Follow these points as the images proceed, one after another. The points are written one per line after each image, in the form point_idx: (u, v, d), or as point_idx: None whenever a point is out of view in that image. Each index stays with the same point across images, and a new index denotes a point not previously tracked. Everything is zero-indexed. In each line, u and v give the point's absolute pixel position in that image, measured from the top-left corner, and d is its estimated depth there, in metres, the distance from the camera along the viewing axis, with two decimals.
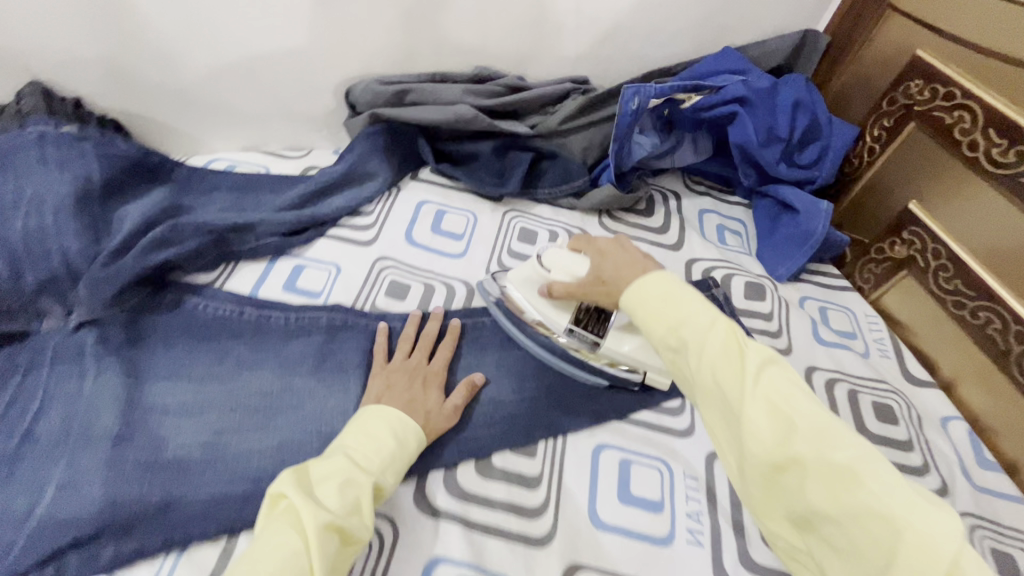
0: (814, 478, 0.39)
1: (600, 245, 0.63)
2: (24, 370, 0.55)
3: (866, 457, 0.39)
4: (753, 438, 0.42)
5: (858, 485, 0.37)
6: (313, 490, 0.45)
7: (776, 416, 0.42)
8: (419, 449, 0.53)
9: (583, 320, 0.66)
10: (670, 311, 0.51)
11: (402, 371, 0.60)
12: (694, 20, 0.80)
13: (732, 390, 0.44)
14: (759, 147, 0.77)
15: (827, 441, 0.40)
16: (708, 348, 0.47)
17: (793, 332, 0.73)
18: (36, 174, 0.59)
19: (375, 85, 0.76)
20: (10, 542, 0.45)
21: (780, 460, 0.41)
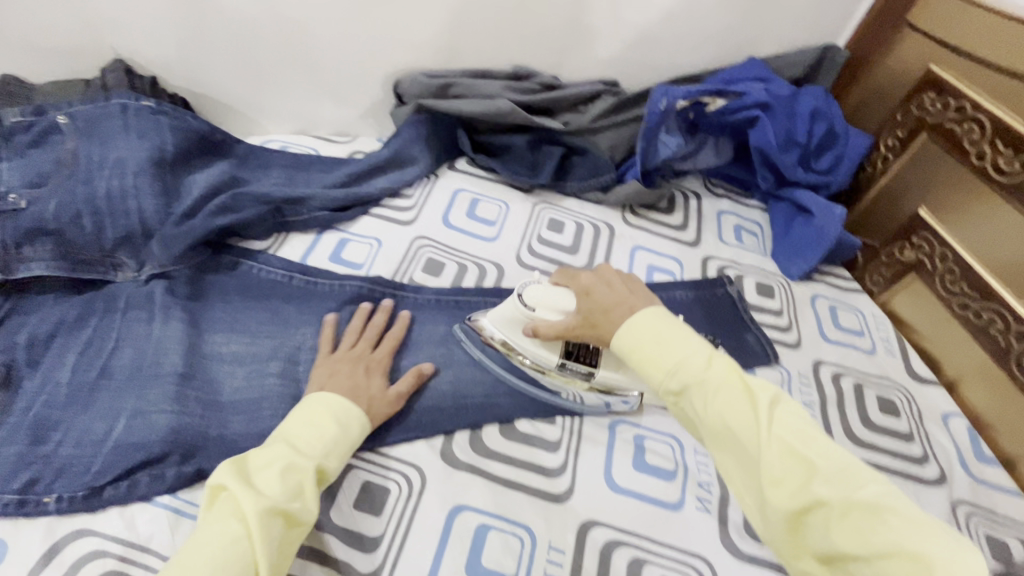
0: (840, 519, 0.41)
1: (583, 281, 0.63)
2: (101, 314, 0.60)
3: (884, 493, 0.41)
4: (774, 484, 0.44)
5: (884, 522, 0.39)
6: (254, 478, 0.47)
7: (794, 461, 0.44)
8: (362, 431, 0.55)
9: (574, 352, 0.64)
10: (672, 355, 0.52)
11: (346, 361, 0.60)
12: (723, 30, 0.85)
13: (749, 437, 0.46)
14: (778, 150, 0.80)
15: (846, 481, 0.42)
16: (718, 393, 0.49)
17: (803, 327, 0.77)
18: (120, 140, 0.66)
19: (422, 78, 0.82)
20: (89, 460, 0.50)
21: (804, 505, 0.43)
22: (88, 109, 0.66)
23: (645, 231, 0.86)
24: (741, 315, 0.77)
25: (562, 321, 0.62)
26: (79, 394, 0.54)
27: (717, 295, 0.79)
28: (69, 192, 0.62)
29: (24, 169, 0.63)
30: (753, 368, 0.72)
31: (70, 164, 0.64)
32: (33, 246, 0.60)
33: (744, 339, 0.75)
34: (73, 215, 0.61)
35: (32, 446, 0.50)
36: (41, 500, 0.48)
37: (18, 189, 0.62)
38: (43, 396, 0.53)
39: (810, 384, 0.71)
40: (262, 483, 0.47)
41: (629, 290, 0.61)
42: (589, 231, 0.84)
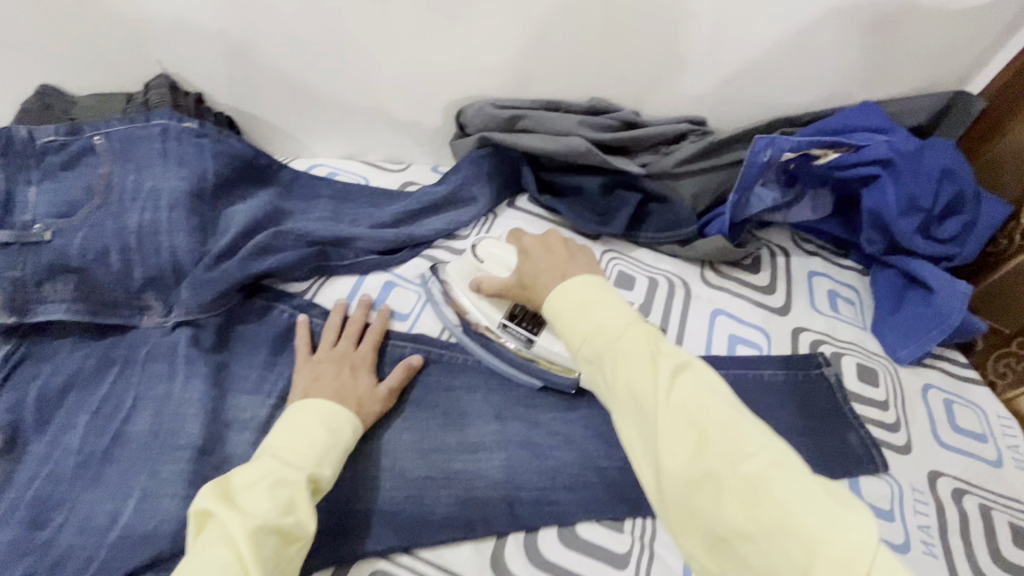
0: (730, 495, 0.34)
1: (525, 242, 0.56)
2: (120, 365, 0.54)
3: (776, 461, 0.35)
4: (665, 452, 0.37)
5: (774, 497, 0.33)
6: (240, 494, 0.41)
7: (690, 430, 0.36)
8: (354, 435, 0.51)
9: (519, 315, 0.61)
10: (581, 312, 0.44)
11: (328, 362, 0.56)
12: (838, 67, 0.73)
13: (645, 401, 0.38)
14: (897, 216, 0.70)
15: (742, 450, 0.35)
16: (619, 351, 0.41)
17: (913, 426, 0.66)
18: (156, 168, 0.59)
19: (489, 108, 0.74)
20: (91, 554, 0.43)
21: (696, 479, 0.35)
22: (125, 129, 0.60)
23: (727, 291, 0.75)
24: (841, 405, 0.66)
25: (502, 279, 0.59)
26: (88, 466, 0.47)
27: (811, 377, 0.68)
28: (98, 226, 0.56)
29: (52, 195, 0.56)
30: (854, 475, 0.61)
31: (102, 193, 0.57)
32: (54, 285, 0.54)
33: (845, 438, 0.63)
34: (100, 251, 0.55)
35: (29, 532, 0.44)
36: None
37: (43, 218, 0.55)
38: (46, 467, 0.47)
39: (927, 502, 0.60)
40: (249, 500, 0.40)
41: (570, 253, 0.51)
42: (663, 287, 0.74)
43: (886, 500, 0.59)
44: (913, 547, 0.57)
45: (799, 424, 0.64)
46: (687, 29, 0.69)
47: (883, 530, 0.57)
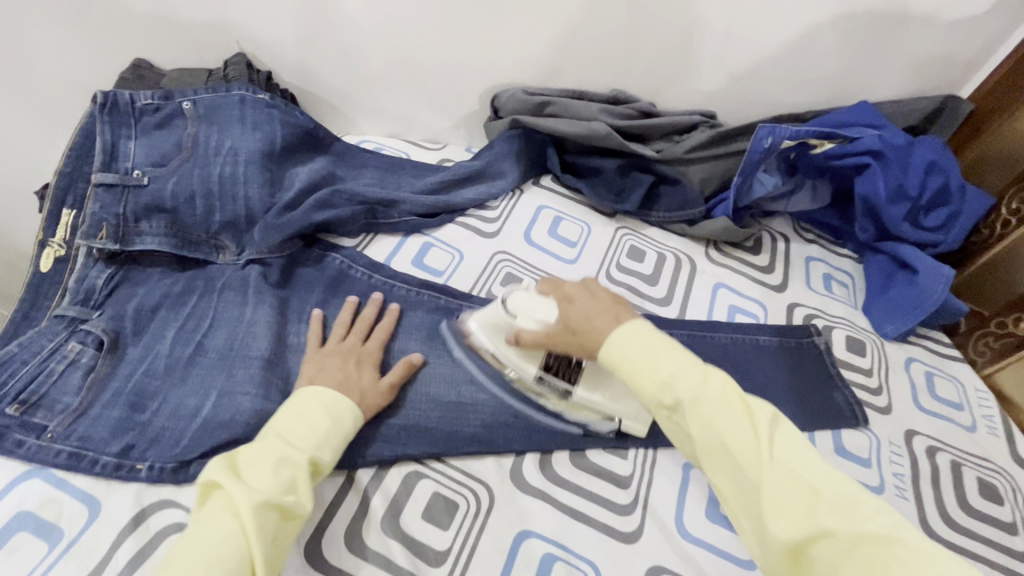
0: (846, 552, 0.38)
1: (567, 290, 0.59)
2: (200, 292, 0.63)
3: (887, 521, 0.38)
4: (777, 511, 0.41)
5: (893, 555, 0.36)
6: (247, 471, 0.46)
7: (799, 489, 0.41)
8: (354, 424, 0.53)
9: (554, 366, 0.59)
10: (660, 366, 0.49)
11: (335, 355, 0.59)
12: (837, 71, 0.81)
13: (749, 458, 0.43)
14: (886, 202, 0.77)
15: (853, 510, 0.39)
16: (717, 410, 0.46)
17: (894, 392, 0.72)
18: (235, 130, 0.69)
19: (521, 94, 0.83)
20: (180, 434, 0.52)
21: (811, 536, 0.39)
22: (210, 97, 0.70)
23: (729, 269, 0.82)
24: (828, 370, 0.73)
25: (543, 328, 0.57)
26: (176, 368, 0.56)
27: (803, 345, 0.75)
28: (186, 175, 0.65)
29: (149, 147, 0.66)
30: (836, 428, 0.68)
31: (190, 148, 0.67)
32: (150, 222, 0.64)
33: (830, 396, 0.70)
34: (188, 196, 0.64)
35: (131, 413, 0.53)
36: (134, 466, 0.50)
37: (142, 166, 0.65)
38: (143, 365, 0.56)
39: (902, 454, 0.66)
40: (254, 478, 0.45)
41: (614, 301, 0.57)
42: (671, 262, 0.81)
43: (865, 450, 0.66)
44: (886, 490, 0.63)
45: (788, 384, 0.71)
46: (701, 30, 0.78)
47: (859, 474, 0.64)
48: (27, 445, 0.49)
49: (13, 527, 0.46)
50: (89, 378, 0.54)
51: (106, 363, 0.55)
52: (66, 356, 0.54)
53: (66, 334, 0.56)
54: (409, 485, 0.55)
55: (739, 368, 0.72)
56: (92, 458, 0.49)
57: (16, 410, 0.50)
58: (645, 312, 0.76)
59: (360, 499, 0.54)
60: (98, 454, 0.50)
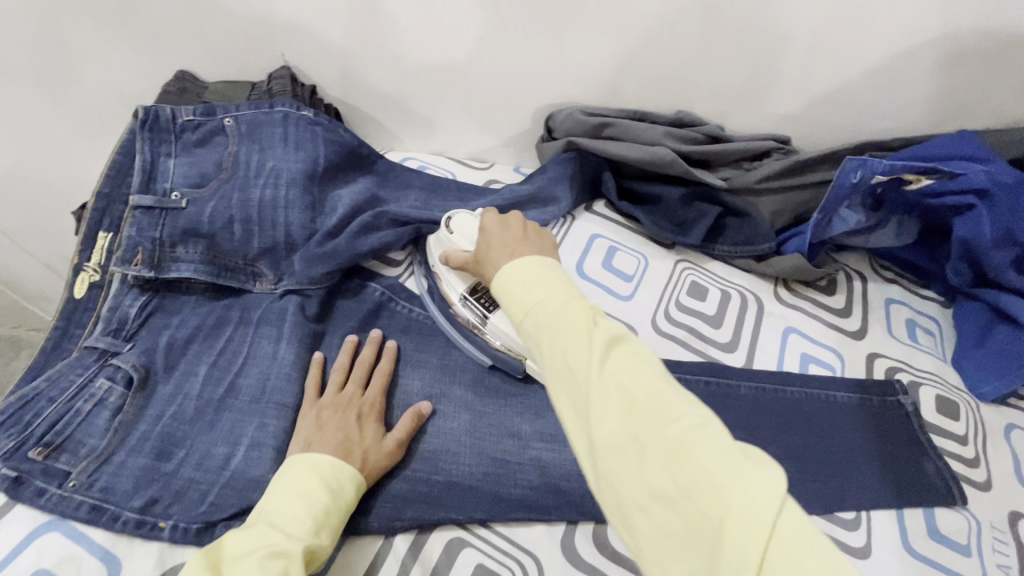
0: (652, 457, 0.34)
1: (485, 219, 0.56)
2: (236, 324, 0.59)
3: (701, 425, 0.35)
4: (595, 418, 0.37)
5: (692, 457, 0.33)
6: (231, 569, 0.39)
7: (620, 398, 0.37)
8: (357, 492, 0.48)
9: (479, 291, 0.60)
10: (521, 288, 0.45)
11: (332, 408, 0.53)
12: (932, 97, 0.73)
13: (579, 370, 0.38)
14: (990, 247, 0.69)
15: (666, 414, 0.35)
16: (557, 323, 0.41)
17: (994, 464, 0.63)
18: (277, 149, 0.65)
19: (578, 114, 0.77)
20: (208, 489, 0.48)
21: (623, 444, 0.35)
22: (251, 113, 0.66)
23: (800, 311, 0.74)
24: (916, 435, 0.65)
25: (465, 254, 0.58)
26: (206, 411, 0.53)
27: (886, 405, 0.67)
28: (226, 198, 0.61)
29: (188, 167, 0.63)
30: (930, 506, 0.59)
31: (230, 168, 0.63)
32: (186, 248, 0.60)
33: (921, 466, 0.62)
34: (226, 220, 0.61)
35: (157, 462, 0.49)
36: (157, 524, 0.46)
37: (180, 187, 0.61)
38: (172, 407, 0.52)
39: (1006, 541, 0.58)
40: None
41: (523, 233, 0.52)
42: (736, 302, 0.74)
43: (962, 534, 0.58)
44: None
45: (869, 449, 0.64)
46: (782, 49, 0.70)
47: (957, 564, 0.56)
48: (48, 495, 0.46)
49: None
50: (116, 419, 0.50)
51: (134, 403, 0.52)
52: (95, 394, 0.51)
53: (95, 369, 0.53)
54: (452, 553, 0.50)
55: (812, 429, 0.65)
56: (114, 513, 0.46)
57: (39, 454, 0.47)
58: (707, 358, 0.69)
59: (398, 567, 0.49)
60: (119, 509, 0.46)
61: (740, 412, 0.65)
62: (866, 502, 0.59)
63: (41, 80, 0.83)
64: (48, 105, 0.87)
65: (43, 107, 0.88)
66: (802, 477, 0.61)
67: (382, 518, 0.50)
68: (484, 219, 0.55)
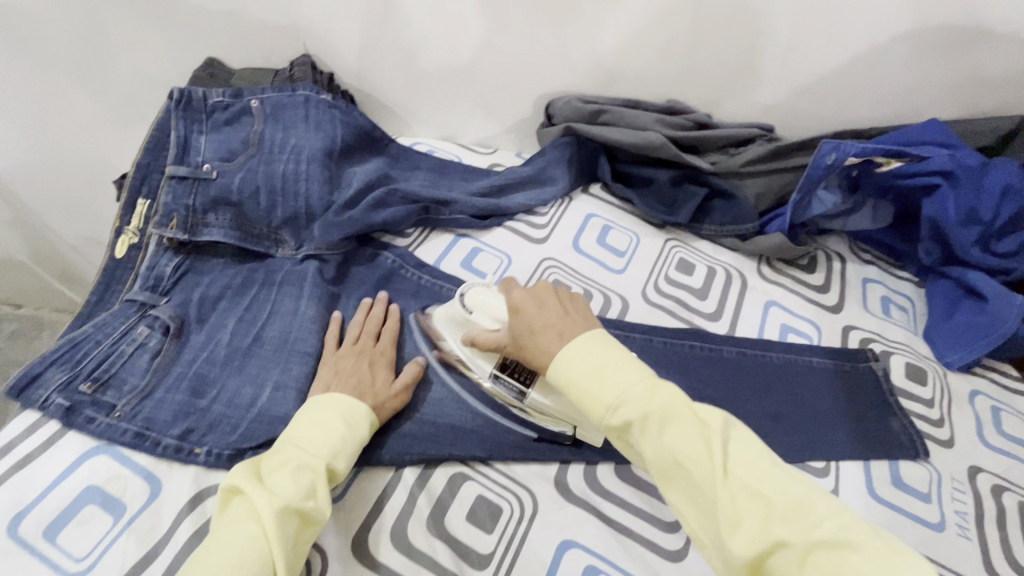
0: (800, 563, 0.37)
1: (514, 298, 0.56)
2: (261, 284, 0.65)
3: (838, 521, 0.37)
4: (733, 526, 0.39)
5: (844, 559, 0.36)
6: (268, 477, 0.46)
7: (755, 503, 0.39)
8: (370, 428, 0.53)
9: (510, 366, 0.59)
10: (609, 382, 0.46)
11: (349, 355, 0.59)
12: (906, 88, 0.78)
13: (704, 477, 0.41)
14: (956, 226, 0.74)
15: (804, 517, 0.38)
16: (668, 425, 0.44)
17: (958, 424, 0.68)
18: (299, 128, 0.71)
19: (576, 102, 0.83)
20: (237, 423, 0.54)
21: (767, 551, 0.38)
22: (276, 96, 0.72)
23: (782, 286, 0.80)
24: (885, 397, 0.70)
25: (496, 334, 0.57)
26: (235, 357, 0.58)
27: (859, 370, 0.72)
28: (252, 170, 0.67)
29: (218, 143, 0.69)
30: (895, 458, 0.64)
31: (256, 145, 0.69)
32: (216, 215, 0.66)
33: (888, 424, 0.67)
34: (253, 190, 0.67)
35: (192, 398, 0.55)
36: (192, 450, 0.52)
37: (211, 160, 0.67)
38: (204, 352, 0.58)
39: (965, 491, 0.63)
40: (275, 483, 0.45)
41: (561, 309, 0.53)
42: (721, 277, 0.79)
43: (925, 484, 0.63)
44: (947, 527, 0.60)
45: (841, 409, 0.69)
46: (764, 42, 0.76)
47: (918, 509, 0.61)
48: (96, 422, 0.52)
49: (84, 499, 0.48)
50: (155, 361, 0.56)
51: (171, 348, 0.57)
52: (136, 339, 0.57)
53: (136, 318, 0.59)
54: (455, 486, 0.55)
55: (789, 390, 0.70)
56: (155, 439, 0.51)
57: (89, 387, 0.53)
58: (693, 326, 0.74)
59: (407, 497, 0.54)
60: (160, 436, 0.52)
61: (722, 374, 0.70)
62: (837, 454, 0.65)
63: (78, 67, 0.90)
64: (84, 91, 0.93)
65: (79, 94, 0.94)
66: (778, 432, 0.66)
67: (394, 452, 0.56)
68: (513, 296, 0.56)
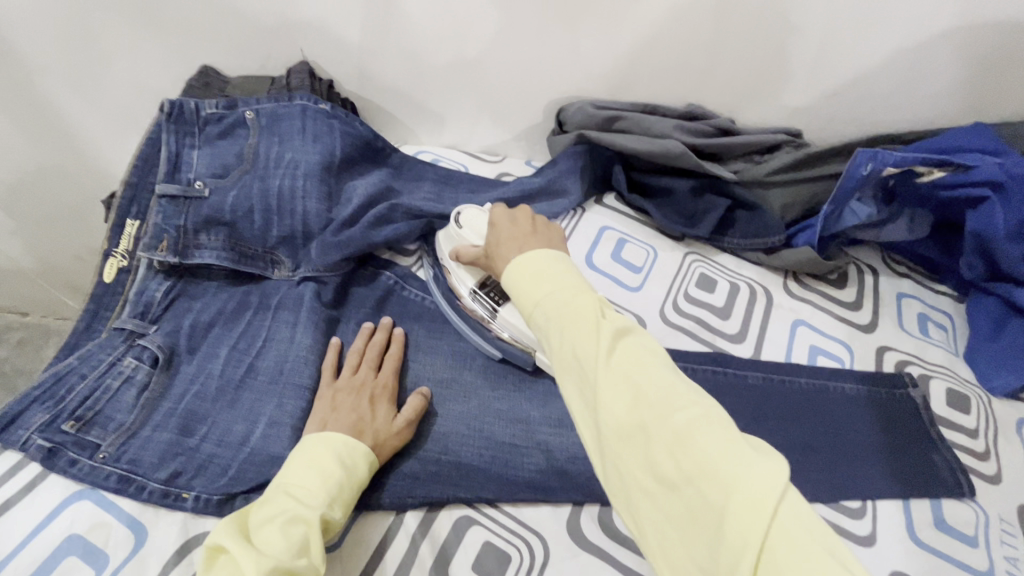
0: (655, 445, 0.35)
1: (494, 215, 0.58)
2: (256, 309, 0.62)
3: (703, 413, 0.35)
4: (603, 407, 0.37)
5: (696, 446, 0.34)
6: (255, 533, 0.42)
7: (628, 387, 0.37)
8: (369, 471, 0.50)
9: (489, 286, 0.61)
10: (544, 283, 0.46)
11: (348, 389, 0.55)
12: (947, 89, 0.72)
13: (589, 362, 0.39)
14: (1005, 240, 0.68)
15: (672, 405, 0.36)
16: (568, 316, 0.42)
17: (1005, 458, 0.63)
18: (296, 141, 0.67)
19: (589, 108, 0.78)
20: (228, 464, 0.51)
21: (628, 433, 0.36)
22: (271, 107, 0.68)
23: (810, 304, 0.74)
24: (925, 427, 0.64)
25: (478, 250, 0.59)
26: (227, 389, 0.55)
27: (896, 398, 0.66)
28: (246, 187, 0.64)
29: (211, 158, 0.65)
30: (937, 496, 0.59)
31: (250, 159, 0.65)
32: (208, 236, 0.62)
33: (929, 458, 0.62)
34: (247, 209, 0.63)
35: (181, 437, 0.51)
36: (181, 494, 0.48)
37: (203, 177, 0.64)
38: (195, 385, 0.55)
39: (1015, 533, 0.58)
40: (263, 540, 0.41)
41: (533, 228, 0.55)
42: (744, 294, 0.74)
43: (970, 526, 0.58)
44: None
45: (876, 442, 0.64)
46: (794, 42, 0.71)
47: (964, 555, 0.56)
48: (79, 465, 0.49)
49: (64, 551, 0.45)
50: (142, 396, 0.53)
51: (159, 382, 0.54)
52: (123, 372, 0.54)
53: (123, 349, 0.55)
54: (460, 531, 0.51)
55: (819, 419, 0.65)
56: (141, 483, 0.48)
57: (72, 426, 0.50)
58: (714, 349, 0.69)
59: (408, 542, 0.50)
60: (146, 480, 0.49)
61: (746, 402, 0.65)
62: (873, 492, 0.60)
63: (73, 75, 0.87)
64: (82, 100, 0.91)
65: (74, 102, 0.91)
66: (808, 467, 0.61)
67: (394, 495, 0.52)
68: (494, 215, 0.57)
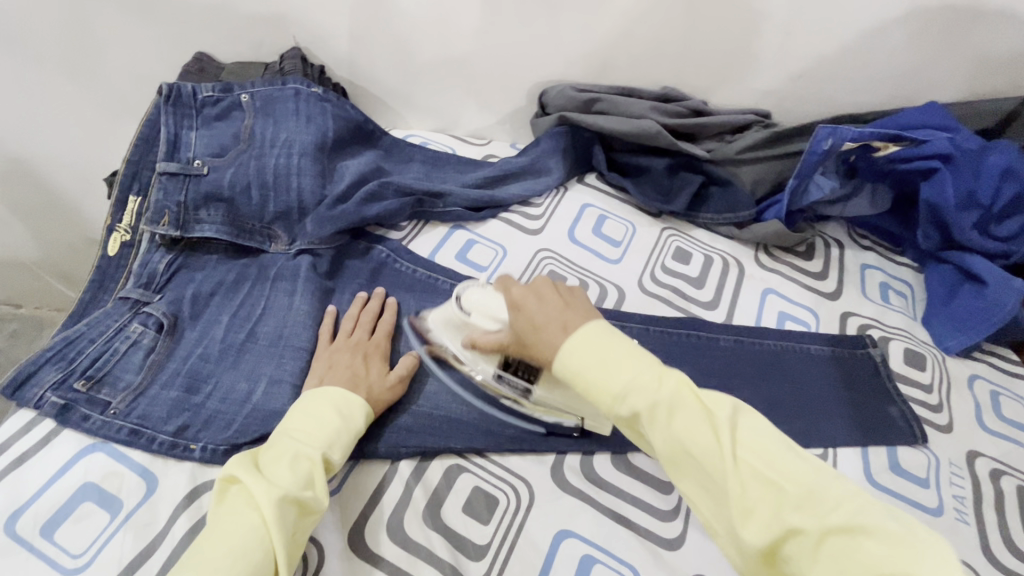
0: (813, 549, 0.37)
1: (514, 294, 0.55)
2: (254, 280, 0.65)
3: (853, 508, 0.37)
4: (747, 514, 0.40)
5: (860, 546, 0.36)
6: (264, 468, 0.46)
7: (768, 489, 0.40)
8: (366, 420, 0.53)
9: (512, 364, 0.58)
10: (616, 373, 0.45)
11: (344, 349, 0.59)
12: (903, 71, 0.77)
13: (716, 465, 0.41)
14: (955, 210, 0.74)
15: (817, 502, 0.38)
16: (674, 414, 0.43)
17: (956, 409, 0.68)
18: (291, 122, 0.70)
19: (569, 91, 0.82)
20: (231, 419, 0.54)
21: (778, 536, 0.38)
22: (266, 90, 0.71)
23: (779, 274, 0.79)
24: (883, 382, 0.69)
25: (498, 334, 0.56)
26: (229, 352, 0.58)
27: (858, 357, 0.71)
28: (243, 165, 0.67)
29: (209, 138, 0.68)
30: (893, 444, 0.64)
31: (247, 139, 0.69)
32: (208, 211, 0.66)
33: (886, 410, 0.67)
34: (244, 185, 0.66)
35: (187, 395, 0.55)
36: (188, 446, 0.52)
37: (202, 156, 0.67)
38: (199, 348, 0.58)
39: (964, 476, 0.63)
40: (273, 474, 0.45)
41: (564, 301, 0.52)
42: (718, 265, 0.79)
43: (922, 469, 0.63)
44: (946, 512, 0.60)
45: (839, 396, 0.68)
46: (759, 27, 0.75)
47: (916, 494, 0.61)
48: (91, 420, 0.52)
49: (80, 497, 0.48)
50: (149, 358, 0.56)
51: (165, 345, 0.58)
52: (130, 336, 0.57)
53: (129, 316, 0.58)
54: (451, 478, 0.55)
55: (787, 377, 0.69)
56: (150, 435, 0.52)
57: (83, 385, 0.53)
58: (690, 315, 0.74)
59: (403, 488, 0.54)
60: (155, 433, 0.52)
61: (718, 363, 0.70)
62: (833, 440, 0.64)
63: (67, 64, 0.89)
64: (76, 87, 0.93)
65: (69, 91, 0.93)
66: (775, 420, 0.66)
67: (389, 445, 0.56)
68: (512, 293, 0.55)
